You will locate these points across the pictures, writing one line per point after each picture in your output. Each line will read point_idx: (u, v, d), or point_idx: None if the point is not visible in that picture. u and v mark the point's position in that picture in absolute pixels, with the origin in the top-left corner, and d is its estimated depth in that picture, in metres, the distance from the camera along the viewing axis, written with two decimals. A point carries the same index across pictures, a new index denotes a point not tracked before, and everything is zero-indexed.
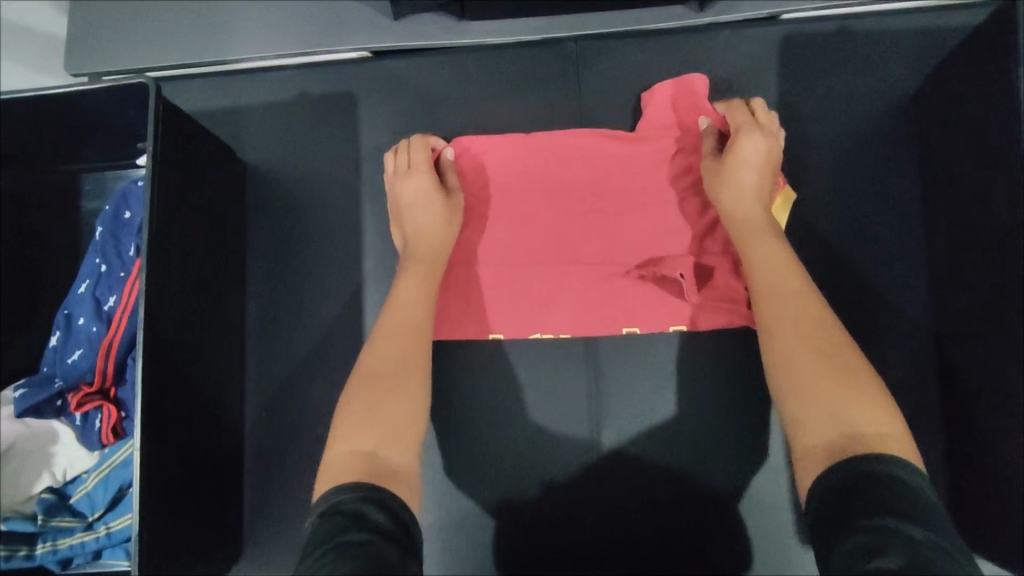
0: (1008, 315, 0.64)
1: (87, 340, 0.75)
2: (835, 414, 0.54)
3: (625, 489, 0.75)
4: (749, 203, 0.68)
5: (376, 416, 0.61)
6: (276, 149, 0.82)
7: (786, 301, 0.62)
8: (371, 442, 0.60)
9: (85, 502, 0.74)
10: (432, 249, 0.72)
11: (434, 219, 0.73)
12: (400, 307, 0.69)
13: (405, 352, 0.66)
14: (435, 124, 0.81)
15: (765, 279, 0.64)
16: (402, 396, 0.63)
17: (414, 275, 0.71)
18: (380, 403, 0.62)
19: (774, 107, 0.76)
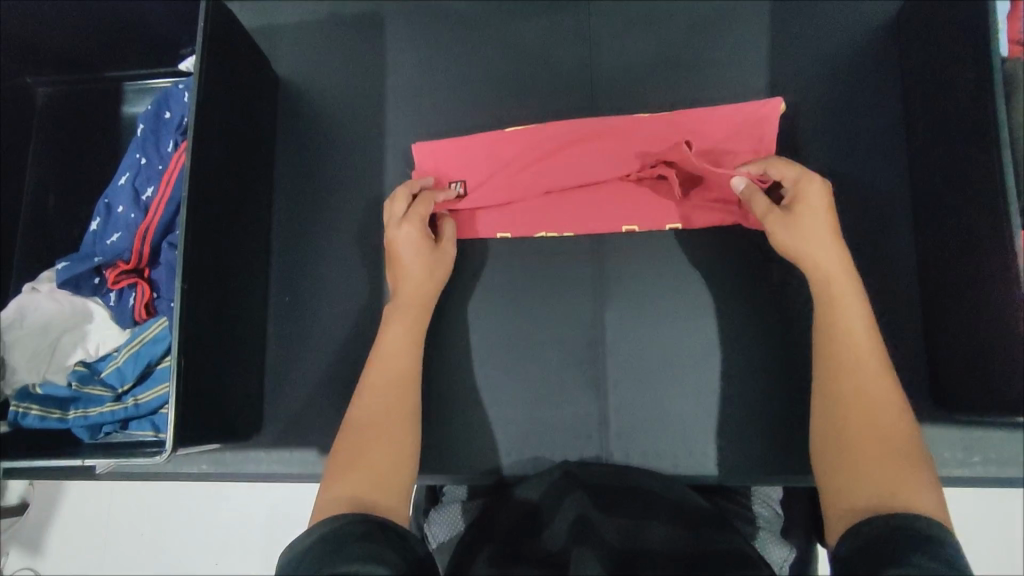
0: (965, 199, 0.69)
1: (126, 225, 0.81)
2: (886, 476, 0.53)
3: (621, 370, 0.81)
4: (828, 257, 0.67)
5: (360, 460, 0.60)
6: (305, 59, 0.89)
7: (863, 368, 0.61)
8: (360, 486, 0.57)
9: (115, 375, 0.77)
10: (418, 296, 0.75)
11: (418, 266, 0.75)
12: (389, 354, 0.70)
13: (392, 399, 0.66)
14: (455, 41, 0.87)
15: (848, 343, 0.63)
16: (385, 442, 0.63)
17: (402, 324, 0.73)
18: (366, 446, 0.62)
19: (767, 30, 0.83)
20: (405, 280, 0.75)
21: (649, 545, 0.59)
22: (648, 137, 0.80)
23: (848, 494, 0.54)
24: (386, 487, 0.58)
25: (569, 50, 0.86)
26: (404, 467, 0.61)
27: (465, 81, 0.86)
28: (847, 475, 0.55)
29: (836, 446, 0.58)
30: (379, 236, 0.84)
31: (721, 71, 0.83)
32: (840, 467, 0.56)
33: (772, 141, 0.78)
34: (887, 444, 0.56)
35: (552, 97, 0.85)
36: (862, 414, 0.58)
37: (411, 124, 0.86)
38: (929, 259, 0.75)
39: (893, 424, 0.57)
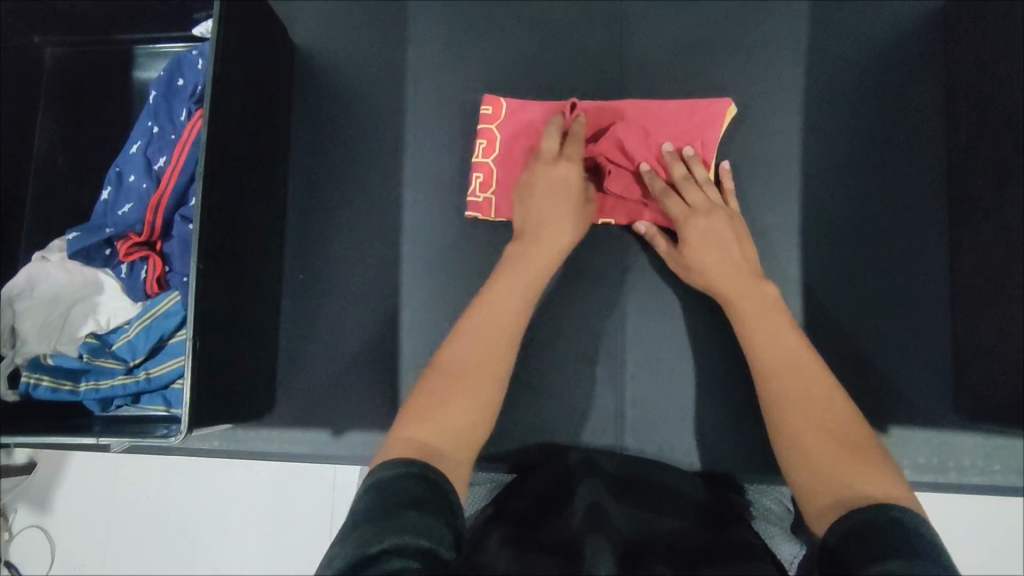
0: (1004, 198, 0.67)
1: (138, 195, 0.79)
2: (840, 471, 0.52)
3: (638, 362, 0.80)
4: (733, 277, 0.68)
5: (447, 407, 0.57)
6: (323, 29, 0.86)
7: (789, 366, 0.60)
8: (443, 436, 0.55)
9: (126, 349, 0.76)
10: (549, 247, 0.71)
11: (556, 207, 0.72)
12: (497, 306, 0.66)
13: (495, 354, 0.62)
14: (480, 12, 0.84)
15: (770, 349, 0.62)
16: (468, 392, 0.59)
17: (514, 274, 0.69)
18: (453, 397, 0.58)
19: (808, 14, 0.80)
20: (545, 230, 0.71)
21: (659, 530, 0.59)
22: (649, 129, 0.76)
23: (815, 499, 0.52)
24: (453, 439, 0.55)
25: (598, 31, 0.82)
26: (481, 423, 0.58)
27: (489, 59, 0.83)
28: (806, 478, 0.53)
29: (786, 456, 0.56)
30: (396, 216, 0.82)
31: (757, 56, 0.80)
32: (799, 476, 0.54)
33: (716, 143, 0.76)
34: (839, 443, 0.54)
35: (579, 79, 0.82)
36: (797, 413, 0.57)
37: (432, 99, 0.83)
38: (963, 259, 0.73)
39: (832, 416, 0.56)
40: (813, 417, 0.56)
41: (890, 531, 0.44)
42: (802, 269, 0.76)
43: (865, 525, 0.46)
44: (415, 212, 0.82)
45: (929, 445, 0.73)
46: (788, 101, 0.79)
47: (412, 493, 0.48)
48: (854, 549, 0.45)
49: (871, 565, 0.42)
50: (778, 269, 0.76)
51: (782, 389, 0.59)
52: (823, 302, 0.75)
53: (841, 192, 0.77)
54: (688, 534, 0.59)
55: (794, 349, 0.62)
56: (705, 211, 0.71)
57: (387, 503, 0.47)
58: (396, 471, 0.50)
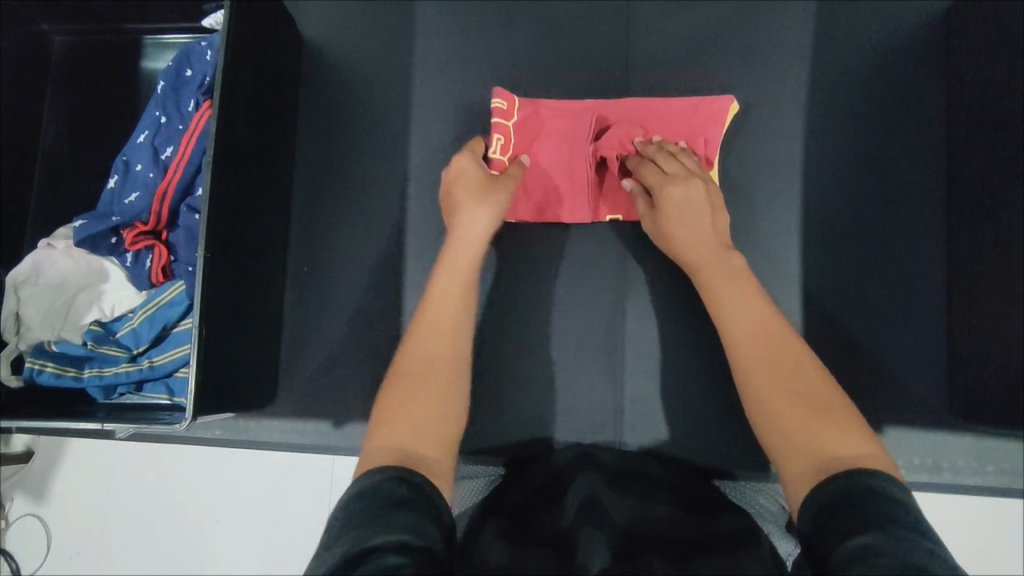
0: (1009, 203, 0.68)
1: (145, 184, 0.79)
2: (813, 437, 0.53)
3: (638, 358, 0.81)
4: (706, 250, 0.69)
5: (399, 406, 0.58)
6: (330, 22, 0.86)
7: (758, 337, 0.61)
8: (408, 438, 0.55)
9: (130, 337, 0.76)
10: (474, 231, 0.70)
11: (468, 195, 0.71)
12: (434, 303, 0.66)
13: (436, 347, 0.63)
14: (488, 9, 0.84)
15: (741, 322, 0.63)
16: (421, 389, 0.59)
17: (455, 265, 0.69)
18: (409, 393, 0.59)
19: (812, 17, 0.80)
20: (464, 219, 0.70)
21: (657, 521, 0.60)
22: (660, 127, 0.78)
23: (789, 468, 0.53)
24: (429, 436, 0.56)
25: (603, 30, 0.83)
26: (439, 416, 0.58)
27: (495, 56, 0.84)
28: (781, 447, 0.54)
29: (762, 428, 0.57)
30: (402, 209, 0.83)
31: (761, 58, 0.80)
32: (774, 446, 0.55)
33: (719, 141, 0.77)
34: (810, 408, 0.55)
35: (584, 78, 0.82)
36: (768, 381, 0.58)
37: (438, 94, 0.84)
38: (962, 263, 0.74)
39: (803, 382, 0.57)
40: (786, 388, 0.57)
41: (862, 500, 0.46)
42: (802, 269, 0.77)
43: (839, 496, 0.47)
44: (420, 206, 0.82)
45: (926, 444, 0.74)
46: (791, 104, 0.79)
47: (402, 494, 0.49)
48: (830, 525, 0.45)
49: (846, 540, 0.43)
50: (779, 269, 0.77)
51: (757, 360, 0.60)
52: (821, 302, 0.76)
53: (842, 194, 0.78)
54: (688, 528, 0.59)
55: (762, 320, 0.63)
56: (681, 179, 0.71)
57: (370, 504, 0.48)
58: (377, 477, 0.50)
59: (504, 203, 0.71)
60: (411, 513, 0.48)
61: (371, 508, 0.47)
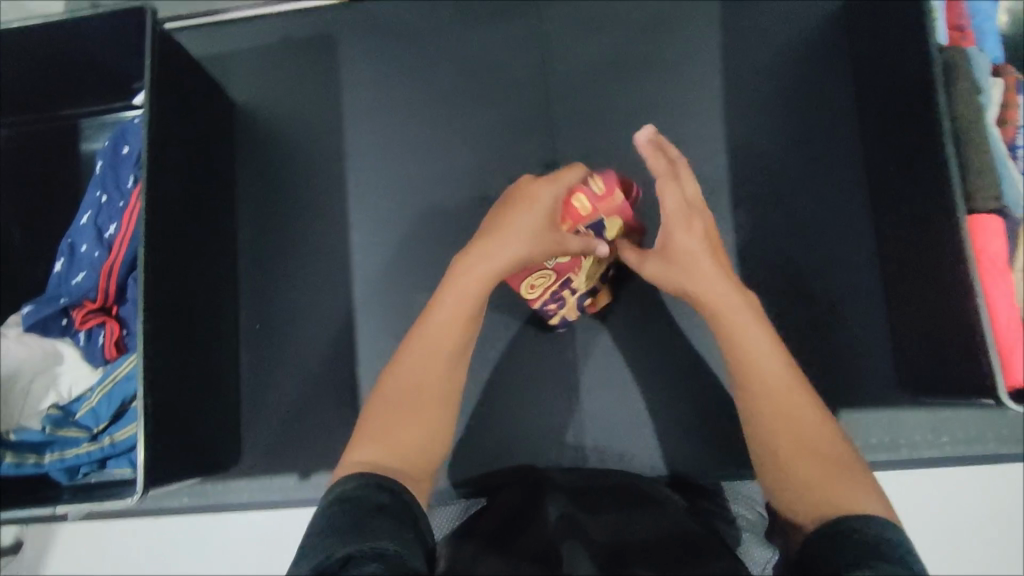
0: (909, 188, 0.71)
1: (91, 263, 0.80)
2: (828, 493, 0.52)
3: (597, 374, 0.82)
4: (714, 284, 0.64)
5: (381, 429, 0.59)
6: (258, 87, 0.89)
7: (774, 383, 0.59)
8: (390, 457, 0.57)
9: (89, 416, 0.76)
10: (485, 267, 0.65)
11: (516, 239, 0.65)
12: (437, 330, 0.63)
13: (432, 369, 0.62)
14: (408, 57, 0.87)
15: (757, 368, 0.60)
16: (415, 419, 0.60)
17: (462, 291, 0.64)
18: (404, 417, 0.60)
19: (718, 26, 0.84)
20: (475, 256, 0.65)
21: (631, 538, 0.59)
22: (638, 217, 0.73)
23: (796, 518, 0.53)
24: (406, 466, 0.57)
25: (519, 61, 0.85)
26: (433, 444, 0.60)
27: (420, 100, 0.86)
28: (790, 497, 0.54)
29: (770, 471, 0.57)
30: (347, 258, 0.84)
31: (673, 70, 0.83)
32: (781, 492, 0.55)
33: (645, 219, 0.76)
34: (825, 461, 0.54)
35: (508, 112, 0.85)
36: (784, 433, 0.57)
37: (370, 143, 0.86)
38: (889, 246, 0.75)
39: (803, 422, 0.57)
40: (798, 440, 0.56)
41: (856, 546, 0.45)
42: (740, 267, 0.78)
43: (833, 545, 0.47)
44: (364, 253, 0.84)
45: (885, 423, 0.75)
46: (707, 110, 0.82)
47: (374, 504, 0.50)
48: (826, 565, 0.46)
49: None
50: None
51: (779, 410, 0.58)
52: (764, 298, 0.78)
53: (769, 190, 0.80)
54: (659, 540, 0.58)
55: (773, 356, 0.60)
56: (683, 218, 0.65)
57: (353, 513, 0.49)
58: (350, 480, 0.52)
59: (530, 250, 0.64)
60: (391, 520, 0.49)
61: (352, 515, 0.49)
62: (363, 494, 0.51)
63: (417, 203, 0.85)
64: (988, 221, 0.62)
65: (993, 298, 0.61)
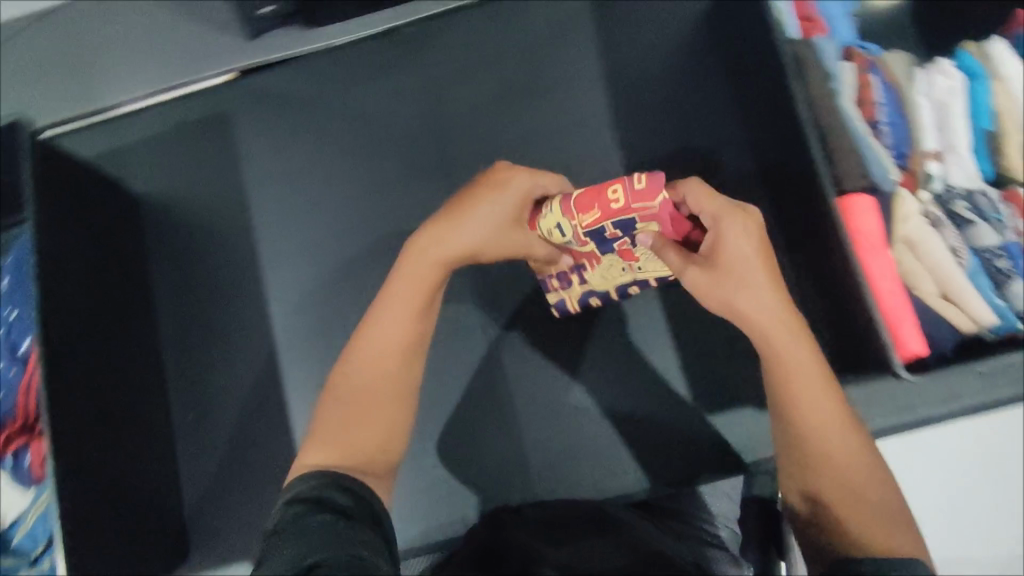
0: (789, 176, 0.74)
1: (6, 383, 0.78)
2: (870, 525, 0.50)
3: (533, 406, 0.80)
4: (768, 301, 0.55)
5: (339, 429, 0.58)
6: (156, 175, 0.89)
7: (820, 398, 0.54)
8: (350, 454, 0.56)
9: (27, 539, 0.75)
10: (438, 254, 0.62)
11: (479, 228, 0.62)
12: (392, 329, 0.60)
13: (386, 364, 0.60)
14: (303, 123, 0.88)
15: (805, 383, 0.54)
16: (377, 413, 0.59)
17: (413, 280, 0.62)
18: (363, 415, 0.58)
19: (595, 43, 0.85)
20: (430, 242, 0.62)
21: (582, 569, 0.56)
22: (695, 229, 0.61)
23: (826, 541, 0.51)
24: (365, 454, 0.57)
25: (410, 110, 0.87)
26: (392, 433, 0.59)
27: (319, 163, 0.87)
28: (826, 520, 0.52)
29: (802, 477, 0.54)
30: (269, 329, 0.83)
31: (559, 93, 0.85)
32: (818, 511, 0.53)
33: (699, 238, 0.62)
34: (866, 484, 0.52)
35: (407, 160, 0.86)
36: (830, 450, 0.53)
37: (277, 212, 0.86)
38: (789, 232, 0.77)
39: (845, 448, 0.53)
40: (841, 456, 0.53)
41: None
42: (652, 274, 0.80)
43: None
44: (286, 322, 0.83)
45: None
46: (598, 128, 0.84)
47: (331, 510, 0.48)
48: None
49: None
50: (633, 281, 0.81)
51: (824, 422, 0.54)
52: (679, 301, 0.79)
53: None
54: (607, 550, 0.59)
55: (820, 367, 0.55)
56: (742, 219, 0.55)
57: (322, 517, 0.47)
58: (314, 480, 0.51)
59: (488, 236, 0.63)
60: (360, 524, 0.48)
61: (326, 520, 0.47)
62: (320, 498, 0.49)
63: (333, 264, 0.85)
64: (859, 201, 0.67)
65: (874, 271, 0.66)
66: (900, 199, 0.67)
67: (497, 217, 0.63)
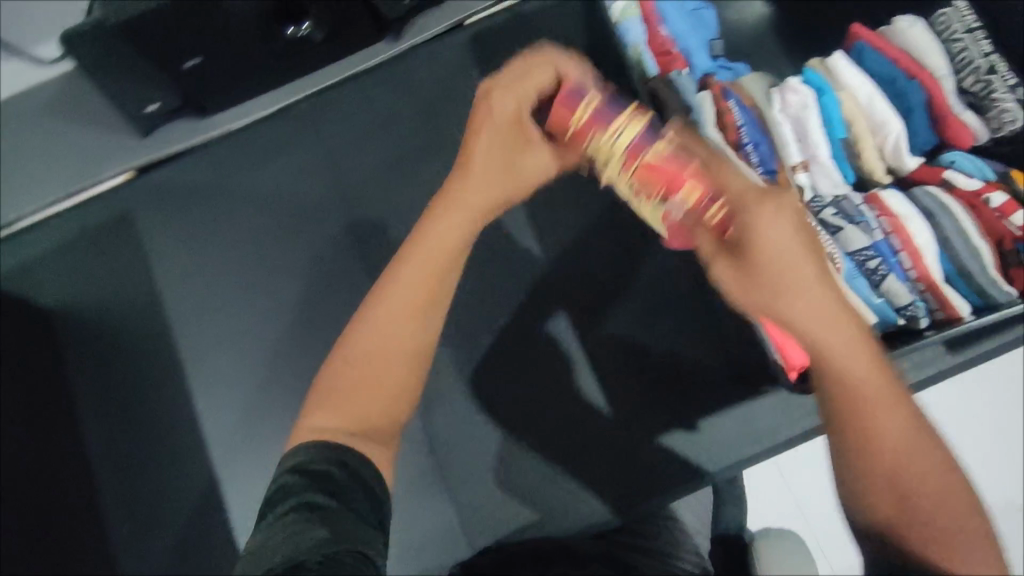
0: None
1: None
2: None
3: (472, 462, 0.79)
4: (813, 293, 0.42)
5: (337, 389, 0.49)
6: (62, 286, 0.87)
7: (888, 407, 0.39)
8: (358, 420, 0.47)
9: None
10: (469, 197, 0.54)
11: (505, 156, 0.54)
12: (400, 297, 0.50)
13: (406, 324, 0.50)
14: (207, 212, 0.88)
15: (871, 384, 0.39)
16: (385, 376, 0.49)
17: (428, 246, 0.52)
18: (358, 380, 0.49)
19: (482, 93, 0.87)
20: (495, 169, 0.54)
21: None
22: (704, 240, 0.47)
23: None
24: (379, 421, 0.48)
25: (313, 183, 0.88)
26: (401, 399, 0.50)
27: (229, 249, 0.87)
28: None
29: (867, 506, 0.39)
30: (199, 425, 0.82)
31: (455, 146, 0.86)
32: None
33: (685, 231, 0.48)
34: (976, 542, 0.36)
35: (316, 234, 0.86)
36: (907, 475, 0.38)
37: (193, 304, 0.86)
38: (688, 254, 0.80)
39: (925, 444, 0.39)
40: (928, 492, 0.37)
41: None
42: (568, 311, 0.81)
43: None
44: (214, 414, 0.82)
45: (753, 412, 0.77)
46: None
47: (323, 489, 0.41)
48: None
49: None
50: (552, 320, 0.82)
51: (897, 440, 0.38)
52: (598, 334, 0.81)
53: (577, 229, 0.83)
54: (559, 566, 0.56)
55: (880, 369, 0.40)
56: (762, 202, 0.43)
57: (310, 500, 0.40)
58: (304, 456, 0.43)
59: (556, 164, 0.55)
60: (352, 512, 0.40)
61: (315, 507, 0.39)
62: (322, 469, 0.42)
63: (255, 347, 0.84)
64: None
65: None
66: None
67: (511, 157, 0.54)
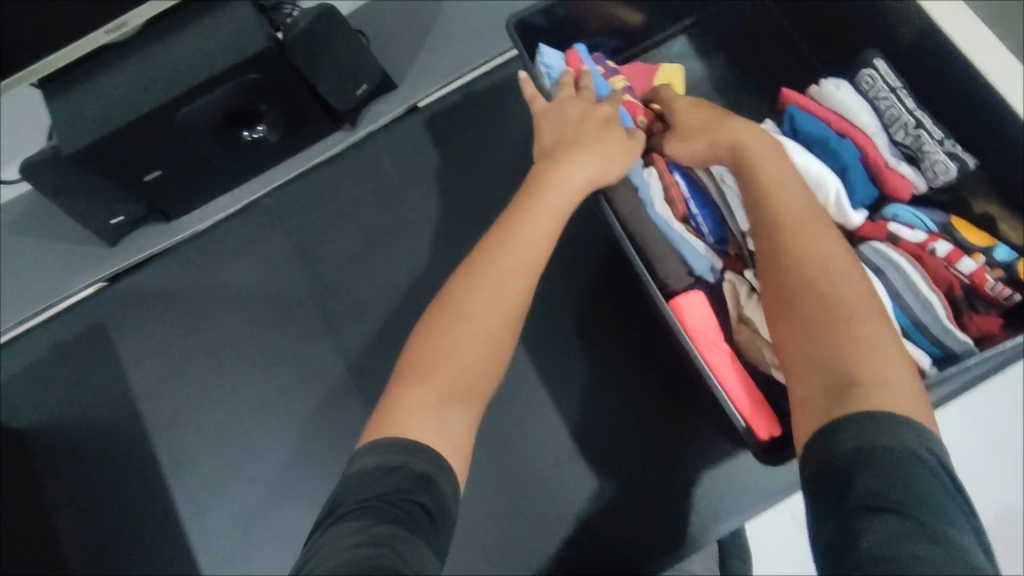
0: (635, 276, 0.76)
1: None
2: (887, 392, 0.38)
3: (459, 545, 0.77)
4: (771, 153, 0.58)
5: (426, 360, 0.51)
6: (39, 404, 0.87)
7: (814, 247, 0.49)
8: (447, 397, 0.49)
9: None
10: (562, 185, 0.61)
11: (593, 146, 0.63)
12: (498, 282, 0.55)
13: (497, 304, 0.54)
14: (178, 315, 0.89)
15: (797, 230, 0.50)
16: (471, 354, 0.52)
17: (527, 233, 0.58)
18: (447, 347, 0.52)
19: (441, 172, 0.89)
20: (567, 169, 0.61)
21: None
22: None
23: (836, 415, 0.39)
24: (468, 394, 0.50)
25: (282, 276, 0.88)
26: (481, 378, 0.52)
27: (202, 349, 0.87)
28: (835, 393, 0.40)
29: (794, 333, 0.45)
30: (182, 533, 0.81)
31: (419, 227, 0.88)
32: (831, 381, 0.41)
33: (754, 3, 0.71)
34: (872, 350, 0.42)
35: (288, 326, 0.87)
36: (819, 294, 0.46)
37: (169, 409, 0.85)
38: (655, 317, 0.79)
39: (873, 328, 0.44)
40: (830, 311, 0.45)
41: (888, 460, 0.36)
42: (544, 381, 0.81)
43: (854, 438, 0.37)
44: (198, 521, 0.81)
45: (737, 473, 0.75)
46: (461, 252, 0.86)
47: (392, 502, 0.40)
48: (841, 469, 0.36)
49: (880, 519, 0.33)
50: (525, 396, 0.80)
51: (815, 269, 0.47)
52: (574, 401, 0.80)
53: (542, 299, 0.83)
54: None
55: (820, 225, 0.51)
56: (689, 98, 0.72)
57: (378, 508, 0.39)
58: (385, 445, 0.44)
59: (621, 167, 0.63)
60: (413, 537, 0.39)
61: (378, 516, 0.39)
62: (380, 487, 0.41)
63: (235, 446, 0.83)
64: (690, 298, 0.67)
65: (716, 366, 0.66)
66: (730, 285, 0.68)
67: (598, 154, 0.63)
